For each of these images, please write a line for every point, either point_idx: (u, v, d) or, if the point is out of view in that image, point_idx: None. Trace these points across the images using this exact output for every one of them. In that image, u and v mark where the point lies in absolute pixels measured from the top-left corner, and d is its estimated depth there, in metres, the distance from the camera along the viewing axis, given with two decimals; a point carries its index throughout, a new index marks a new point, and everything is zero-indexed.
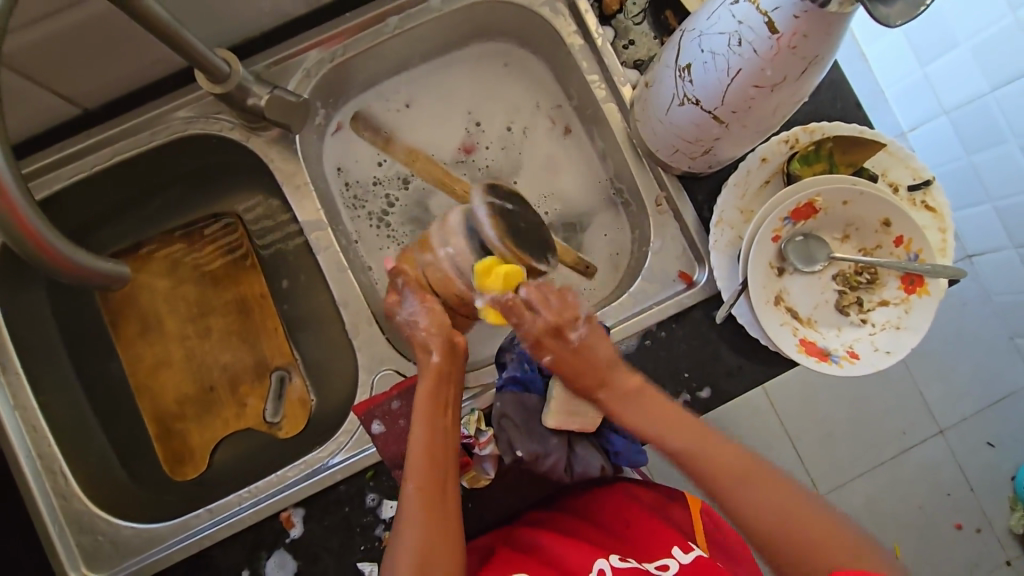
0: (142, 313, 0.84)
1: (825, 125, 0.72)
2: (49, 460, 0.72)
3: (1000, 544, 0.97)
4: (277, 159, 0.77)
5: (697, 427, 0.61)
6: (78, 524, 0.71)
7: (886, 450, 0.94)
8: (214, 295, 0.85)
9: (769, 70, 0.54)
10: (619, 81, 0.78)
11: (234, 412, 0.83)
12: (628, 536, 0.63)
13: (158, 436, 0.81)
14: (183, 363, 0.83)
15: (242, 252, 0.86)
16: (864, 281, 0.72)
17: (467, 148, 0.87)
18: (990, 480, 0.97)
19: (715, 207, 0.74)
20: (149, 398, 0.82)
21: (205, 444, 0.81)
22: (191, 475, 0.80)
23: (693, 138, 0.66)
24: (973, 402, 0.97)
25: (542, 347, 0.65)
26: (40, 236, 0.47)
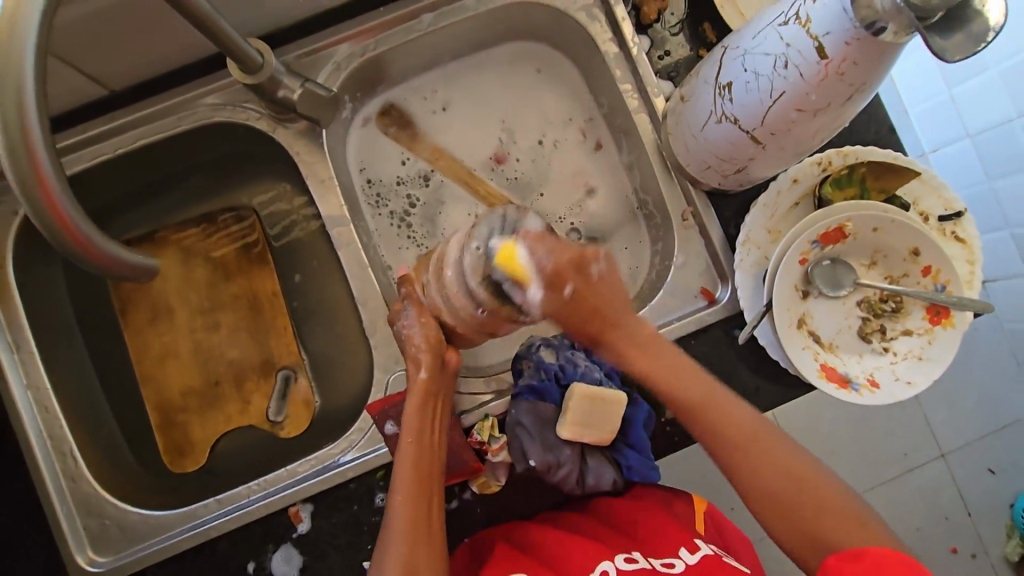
0: (151, 301, 0.83)
1: (858, 148, 0.72)
2: (60, 442, 0.72)
3: (994, 571, 0.97)
4: (303, 153, 0.76)
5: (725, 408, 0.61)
6: (87, 508, 0.71)
7: (888, 471, 0.93)
8: (225, 288, 0.84)
9: (813, 95, 0.53)
10: (653, 92, 0.77)
11: (237, 407, 0.82)
12: (632, 532, 0.62)
13: (160, 427, 0.80)
14: (190, 355, 0.82)
15: (255, 245, 0.85)
16: (889, 309, 0.71)
17: (499, 158, 0.86)
18: (989, 507, 0.96)
19: (742, 226, 0.73)
20: (154, 387, 0.81)
21: (207, 439, 0.80)
22: (190, 468, 0.79)
23: (727, 156, 0.65)
24: (978, 429, 0.95)
25: (563, 278, 0.63)
26: (78, 232, 0.46)
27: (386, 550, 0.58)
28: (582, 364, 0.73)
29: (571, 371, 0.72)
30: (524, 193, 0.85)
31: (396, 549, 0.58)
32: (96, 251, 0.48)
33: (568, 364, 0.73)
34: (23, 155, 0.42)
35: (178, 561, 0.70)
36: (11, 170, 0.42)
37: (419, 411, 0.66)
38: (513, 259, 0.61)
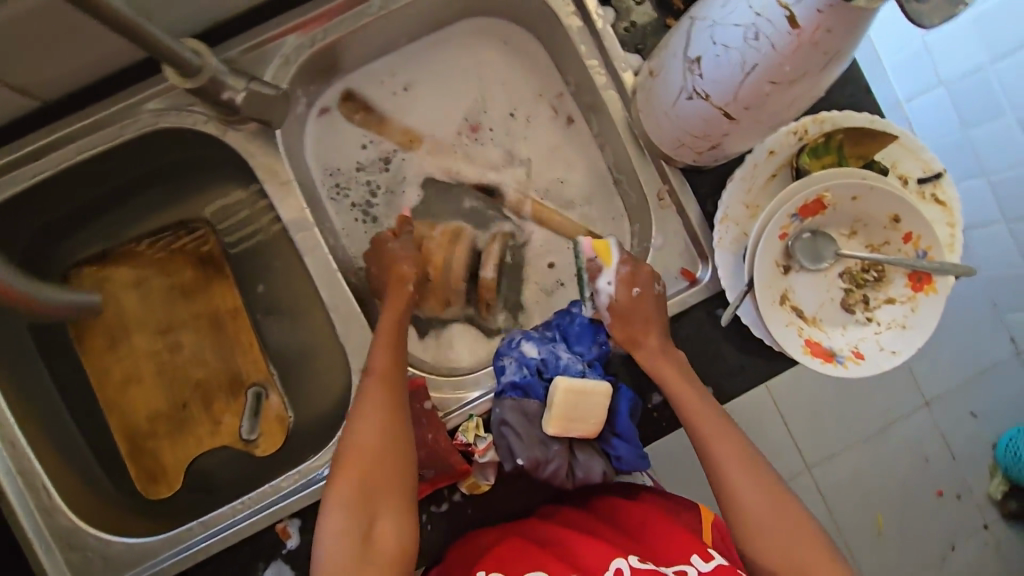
0: (107, 325, 0.79)
1: (835, 114, 0.69)
2: (31, 476, 0.68)
3: (979, 510, 0.98)
4: (258, 155, 0.72)
5: (726, 433, 0.63)
6: (67, 541, 0.68)
7: (873, 426, 0.94)
8: (184, 306, 0.81)
9: (787, 66, 0.50)
10: (621, 67, 0.73)
11: (208, 429, 0.79)
12: (643, 537, 0.62)
13: (129, 455, 0.78)
14: (153, 379, 0.80)
15: (213, 259, 0.82)
16: (871, 279, 0.70)
17: (473, 127, 0.83)
18: (972, 450, 0.98)
19: (720, 203, 0.71)
20: (120, 415, 0.79)
21: (180, 462, 0.78)
22: (166, 493, 0.77)
23: (701, 132, 0.62)
24: (959, 375, 0.96)
25: (636, 278, 0.69)
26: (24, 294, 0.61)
27: (332, 484, 0.57)
28: (564, 356, 0.70)
29: (553, 364, 0.70)
30: (494, 179, 0.83)
31: (334, 506, 0.56)
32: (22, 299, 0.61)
33: (550, 356, 0.70)
34: None
35: None
36: None
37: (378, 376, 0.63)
38: (606, 249, 0.69)
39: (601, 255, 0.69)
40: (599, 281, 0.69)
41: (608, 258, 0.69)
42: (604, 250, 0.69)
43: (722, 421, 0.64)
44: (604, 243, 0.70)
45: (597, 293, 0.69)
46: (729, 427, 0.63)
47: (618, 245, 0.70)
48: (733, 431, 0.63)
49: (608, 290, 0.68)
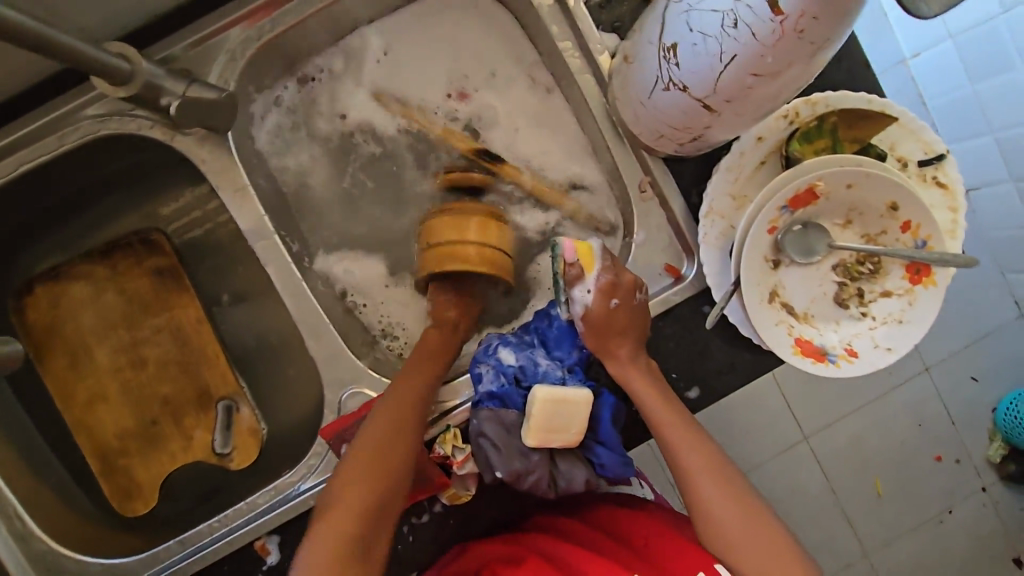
0: (68, 344, 0.77)
1: (829, 94, 0.64)
2: (2, 503, 0.67)
3: (977, 474, 0.97)
4: (208, 159, 0.67)
5: (698, 442, 0.60)
6: (44, 565, 0.67)
7: (873, 390, 0.94)
8: (146, 320, 0.78)
9: (770, 57, 0.45)
10: (596, 49, 0.67)
11: (180, 444, 0.77)
12: (646, 552, 0.60)
13: (102, 474, 0.76)
14: (121, 396, 0.77)
15: (169, 270, 0.78)
16: (866, 271, 0.66)
17: (460, 94, 0.77)
18: (971, 413, 0.96)
19: (704, 195, 0.66)
20: (90, 434, 0.77)
21: (154, 479, 0.77)
22: (142, 510, 0.76)
23: (680, 125, 0.57)
24: (961, 338, 0.96)
25: (615, 290, 0.63)
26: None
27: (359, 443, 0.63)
28: (543, 363, 0.67)
29: (532, 371, 0.67)
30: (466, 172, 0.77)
31: (315, 555, 0.58)
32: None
33: (528, 364, 0.67)
34: None
35: None
36: None
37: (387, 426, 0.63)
38: (589, 254, 0.63)
39: (585, 263, 0.63)
40: (576, 290, 0.64)
41: (589, 264, 0.63)
42: (588, 255, 0.63)
43: (696, 430, 0.61)
44: (589, 245, 0.63)
45: (574, 301, 0.65)
46: (701, 434, 0.61)
47: (602, 248, 0.63)
48: (705, 439, 0.60)
49: (586, 301, 0.64)
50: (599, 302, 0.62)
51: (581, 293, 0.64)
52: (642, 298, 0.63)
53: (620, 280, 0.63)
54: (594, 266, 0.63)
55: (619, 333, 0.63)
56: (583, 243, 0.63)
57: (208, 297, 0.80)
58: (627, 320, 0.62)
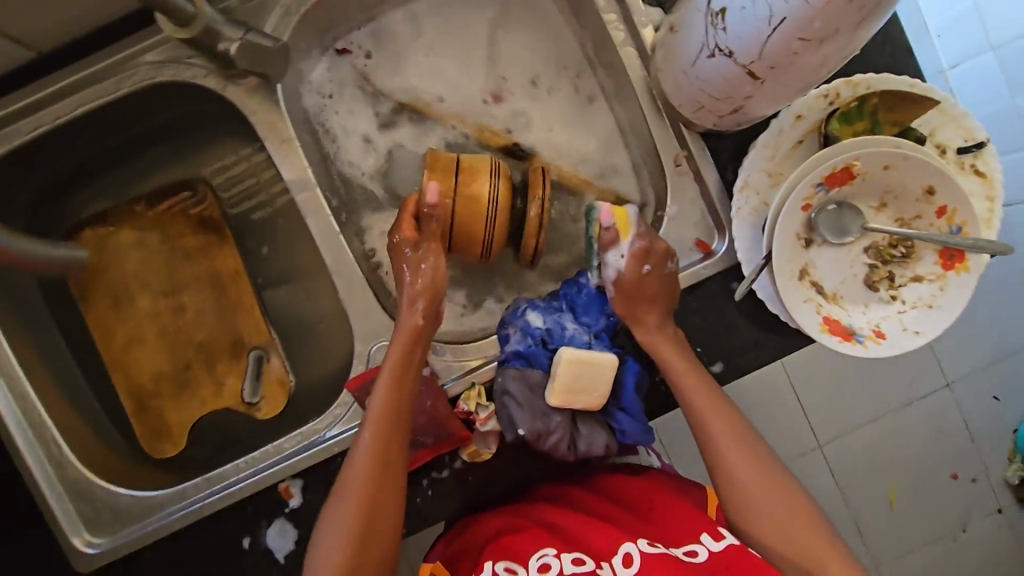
0: (111, 286, 0.80)
1: (870, 76, 0.64)
2: (42, 429, 0.70)
3: (993, 492, 0.98)
4: (257, 111, 0.70)
5: (723, 409, 0.60)
6: (77, 492, 0.70)
7: (895, 402, 0.96)
8: (186, 268, 0.81)
9: (817, 22, 0.45)
10: (640, 22, 0.69)
11: (211, 389, 0.80)
12: (651, 515, 0.62)
13: (135, 413, 0.79)
14: (157, 340, 0.81)
15: (212, 221, 0.82)
16: (899, 254, 0.66)
17: (494, 95, 0.79)
18: (992, 432, 0.98)
19: (740, 170, 0.67)
20: (125, 374, 0.80)
21: (184, 422, 0.79)
22: (170, 451, 0.79)
23: (722, 94, 0.58)
24: (984, 356, 0.96)
25: (647, 255, 0.64)
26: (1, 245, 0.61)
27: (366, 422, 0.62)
28: (570, 327, 0.69)
29: (559, 334, 0.68)
30: (505, 141, 0.78)
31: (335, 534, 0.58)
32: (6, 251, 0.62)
33: (555, 327, 0.68)
34: None
35: (173, 541, 0.70)
36: None
37: (379, 429, 0.62)
38: (625, 219, 0.65)
39: (622, 226, 0.65)
40: (610, 254, 0.66)
41: (626, 227, 0.65)
42: (624, 219, 0.65)
43: (720, 398, 0.61)
44: (627, 210, 0.65)
45: (606, 263, 0.66)
46: (726, 403, 0.61)
47: (638, 215, 0.66)
48: (730, 408, 0.61)
49: (618, 264, 0.65)
50: (631, 267, 0.64)
51: (614, 256, 0.66)
52: (672, 267, 0.65)
53: (654, 246, 0.65)
54: (630, 229, 0.65)
55: (648, 298, 0.64)
56: (620, 208, 0.65)
57: (246, 250, 0.82)
58: (658, 286, 0.64)
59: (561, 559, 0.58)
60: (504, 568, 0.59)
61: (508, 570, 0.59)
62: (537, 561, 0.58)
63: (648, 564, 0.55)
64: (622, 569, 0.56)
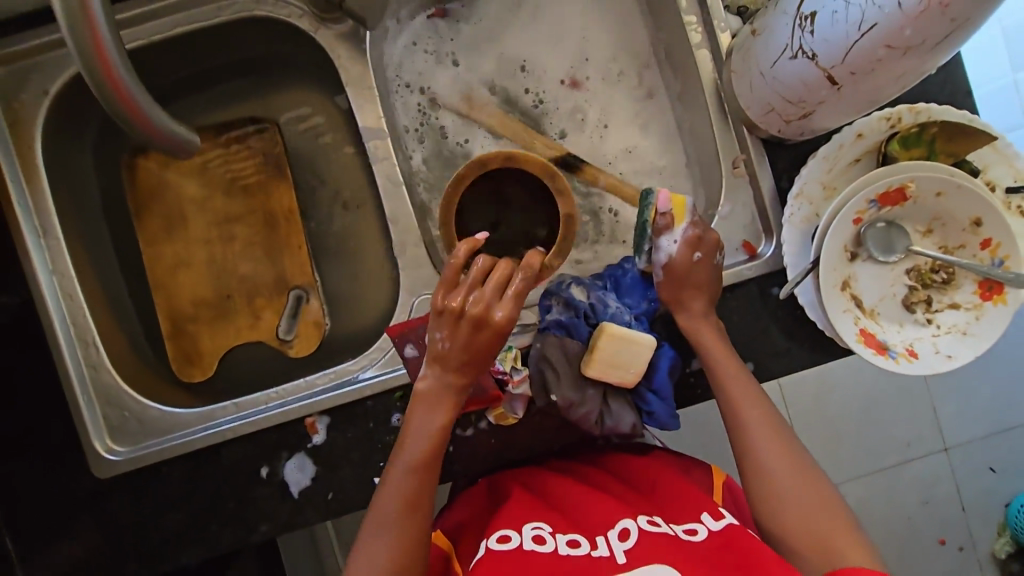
0: (167, 207, 0.83)
1: (932, 106, 0.67)
2: (83, 330, 0.71)
3: (979, 560, 1.26)
4: (344, 58, 0.73)
5: (760, 404, 0.62)
6: (106, 397, 0.71)
7: (889, 460, 1.25)
8: (241, 201, 0.83)
9: (907, 30, 0.48)
10: (719, 26, 0.72)
11: (248, 321, 0.82)
12: (653, 494, 0.64)
13: (170, 334, 0.81)
14: (203, 266, 0.83)
15: (273, 156, 0.83)
16: (939, 280, 0.68)
17: (573, 81, 0.82)
18: (986, 503, 1.26)
19: (797, 178, 0.70)
20: (165, 294, 0.81)
21: (217, 349, 0.82)
22: (198, 377, 0.80)
23: (795, 97, 0.61)
24: (983, 429, 1.26)
25: (698, 244, 0.66)
26: (127, 92, 0.54)
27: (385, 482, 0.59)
28: (612, 305, 0.70)
29: (601, 311, 0.70)
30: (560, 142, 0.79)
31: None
32: (142, 115, 0.57)
33: (599, 303, 0.70)
34: (78, 10, 0.49)
35: (191, 459, 0.71)
36: (78, 48, 0.50)
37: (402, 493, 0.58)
38: (682, 208, 0.67)
39: (678, 215, 0.67)
40: (662, 240, 0.67)
41: (682, 215, 0.67)
42: (680, 209, 0.67)
43: (756, 394, 0.63)
44: (683, 199, 0.67)
45: (658, 247, 0.68)
46: (765, 400, 0.62)
47: (694, 207, 0.67)
48: (766, 404, 0.62)
49: (670, 249, 0.67)
50: (683, 253, 0.66)
51: (665, 244, 0.67)
52: (719, 259, 0.67)
53: (707, 237, 0.67)
54: (685, 218, 0.67)
55: (694, 284, 0.67)
56: (677, 197, 0.67)
57: (302, 193, 0.85)
58: (705, 274, 0.67)
59: (556, 538, 0.58)
60: (497, 538, 0.58)
61: (501, 537, 0.58)
62: (531, 530, 0.59)
63: (644, 539, 0.55)
64: (617, 542, 0.56)
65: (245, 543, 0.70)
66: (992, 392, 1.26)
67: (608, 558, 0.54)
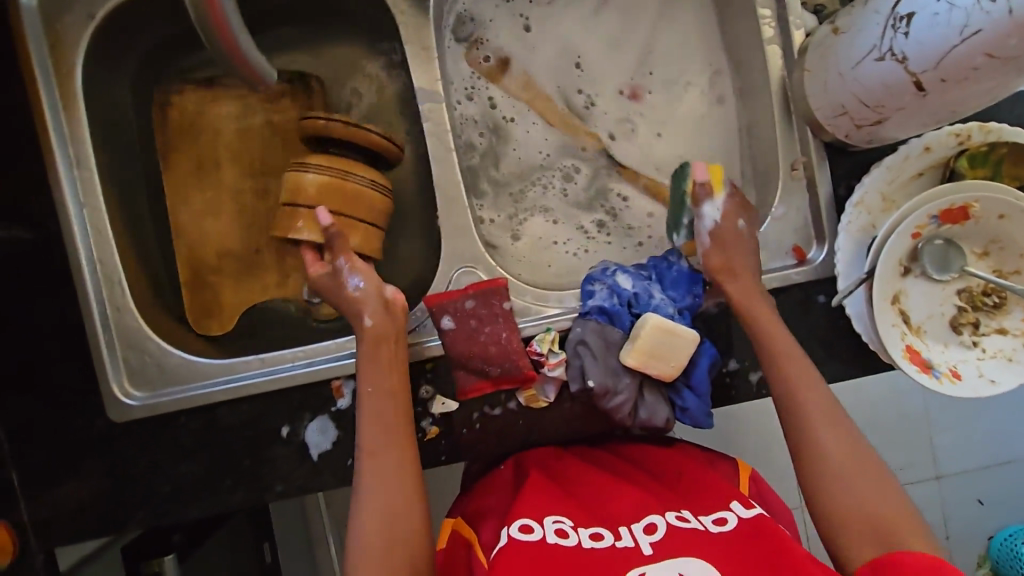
0: (199, 152, 0.80)
1: (1004, 127, 0.65)
2: (110, 268, 0.69)
3: None
4: (406, 13, 0.71)
5: (808, 369, 0.61)
6: (129, 340, 0.69)
7: None
8: (280, 156, 0.81)
9: (1013, 39, 0.46)
10: (794, 23, 0.70)
11: (275, 279, 0.80)
12: (679, 484, 0.62)
13: (191, 284, 0.78)
14: (232, 217, 0.80)
15: (317, 114, 0.81)
16: (989, 304, 0.68)
17: (633, 91, 0.82)
18: (972, 533, 1.27)
19: (857, 187, 0.68)
20: (190, 242, 0.79)
21: (240, 305, 0.79)
22: (217, 331, 0.78)
23: (873, 101, 0.59)
24: (978, 460, 1.26)
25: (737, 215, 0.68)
26: (219, 4, 0.53)
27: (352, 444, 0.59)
28: (657, 297, 0.69)
29: (645, 300, 0.69)
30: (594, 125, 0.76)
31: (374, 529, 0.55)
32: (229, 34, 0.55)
33: (643, 292, 0.69)
34: None
35: (210, 411, 0.69)
36: None
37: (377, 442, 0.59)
38: (718, 179, 0.69)
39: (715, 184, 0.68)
40: (705, 207, 0.68)
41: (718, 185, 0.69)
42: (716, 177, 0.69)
43: (803, 362, 0.61)
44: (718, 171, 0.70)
45: (700, 214, 0.68)
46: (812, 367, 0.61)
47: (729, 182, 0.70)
48: (814, 371, 0.61)
49: (713, 213, 0.67)
50: (727, 220, 0.68)
51: (709, 211, 0.67)
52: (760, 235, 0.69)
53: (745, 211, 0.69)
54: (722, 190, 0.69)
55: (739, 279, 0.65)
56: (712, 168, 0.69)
57: None
58: (748, 246, 0.67)
59: (578, 532, 0.56)
60: (518, 527, 0.56)
61: (523, 527, 0.56)
62: (552, 523, 0.57)
63: (674, 533, 0.54)
64: (643, 535, 0.55)
65: (257, 502, 0.68)
66: (992, 424, 1.26)
67: (635, 550, 0.53)
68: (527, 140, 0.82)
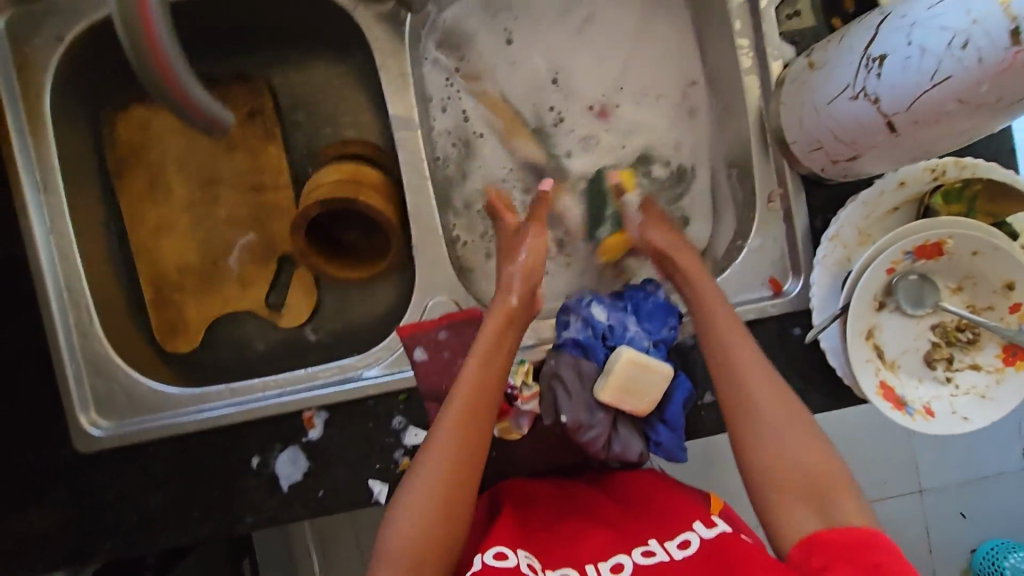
0: (146, 165, 0.78)
1: (980, 163, 0.66)
2: (78, 296, 0.68)
3: None
4: (380, 39, 0.70)
5: (750, 345, 0.61)
6: (95, 368, 0.68)
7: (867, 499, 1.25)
8: (228, 164, 0.80)
9: (984, 87, 0.46)
10: (772, 54, 0.70)
11: (235, 289, 0.79)
12: (646, 506, 0.63)
13: (154, 304, 0.77)
14: (186, 228, 0.79)
15: (263, 115, 0.80)
16: (963, 339, 0.68)
17: (602, 110, 0.80)
18: (953, 549, 1.27)
19: (833, 221, 0.68)
20: (148, 259, 0.77)
21: (203, 320, 0.78)
22: (182, 349, 0.77)
23: (847, 137, 0.59)
24: (959, 476, 1.27)
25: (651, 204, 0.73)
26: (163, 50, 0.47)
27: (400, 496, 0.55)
28: (632, 329, 0.68)
29: (619, 333, 0.69)
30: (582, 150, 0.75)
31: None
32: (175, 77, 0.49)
33: (617, 325, 0.69)
34: None
35: (178, 442, 0.68)
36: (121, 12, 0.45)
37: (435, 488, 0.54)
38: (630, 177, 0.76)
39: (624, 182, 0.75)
40: (625, 198, 0.74)
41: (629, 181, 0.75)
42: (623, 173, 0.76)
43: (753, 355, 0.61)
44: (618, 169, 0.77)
45: (625, 206, 0.74)
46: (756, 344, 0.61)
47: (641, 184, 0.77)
48: (754, 347, 0.61)
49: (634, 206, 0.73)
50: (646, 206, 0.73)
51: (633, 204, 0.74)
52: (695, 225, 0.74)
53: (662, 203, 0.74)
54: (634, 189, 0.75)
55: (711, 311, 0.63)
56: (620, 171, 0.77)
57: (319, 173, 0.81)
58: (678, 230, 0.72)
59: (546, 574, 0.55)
60: (493, 554, 0.54)
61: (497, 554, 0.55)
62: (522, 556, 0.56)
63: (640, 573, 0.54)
64: None
65: (226, 534, 0.67)
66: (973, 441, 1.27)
67: None
68: (492, 158, 0.79)
